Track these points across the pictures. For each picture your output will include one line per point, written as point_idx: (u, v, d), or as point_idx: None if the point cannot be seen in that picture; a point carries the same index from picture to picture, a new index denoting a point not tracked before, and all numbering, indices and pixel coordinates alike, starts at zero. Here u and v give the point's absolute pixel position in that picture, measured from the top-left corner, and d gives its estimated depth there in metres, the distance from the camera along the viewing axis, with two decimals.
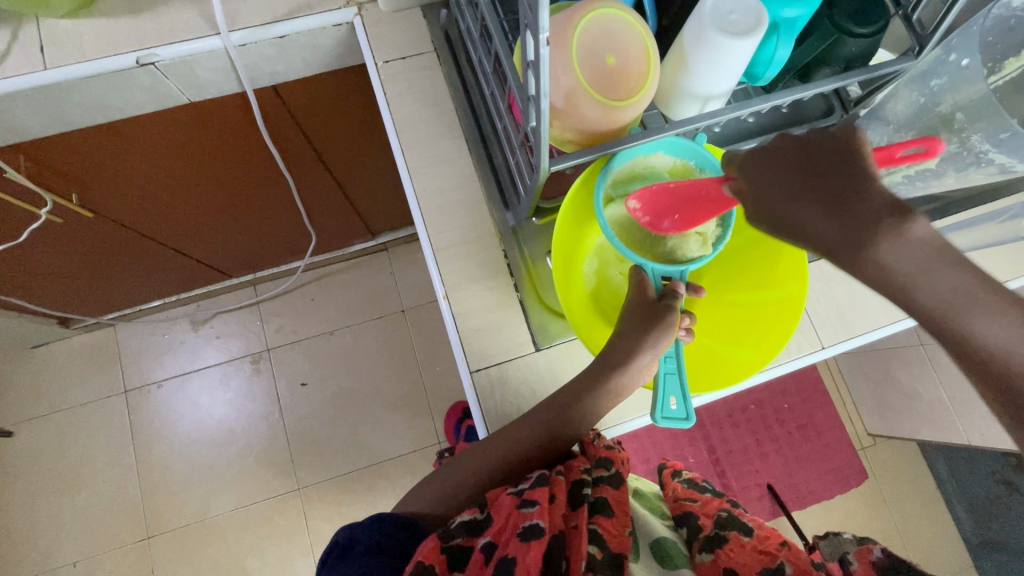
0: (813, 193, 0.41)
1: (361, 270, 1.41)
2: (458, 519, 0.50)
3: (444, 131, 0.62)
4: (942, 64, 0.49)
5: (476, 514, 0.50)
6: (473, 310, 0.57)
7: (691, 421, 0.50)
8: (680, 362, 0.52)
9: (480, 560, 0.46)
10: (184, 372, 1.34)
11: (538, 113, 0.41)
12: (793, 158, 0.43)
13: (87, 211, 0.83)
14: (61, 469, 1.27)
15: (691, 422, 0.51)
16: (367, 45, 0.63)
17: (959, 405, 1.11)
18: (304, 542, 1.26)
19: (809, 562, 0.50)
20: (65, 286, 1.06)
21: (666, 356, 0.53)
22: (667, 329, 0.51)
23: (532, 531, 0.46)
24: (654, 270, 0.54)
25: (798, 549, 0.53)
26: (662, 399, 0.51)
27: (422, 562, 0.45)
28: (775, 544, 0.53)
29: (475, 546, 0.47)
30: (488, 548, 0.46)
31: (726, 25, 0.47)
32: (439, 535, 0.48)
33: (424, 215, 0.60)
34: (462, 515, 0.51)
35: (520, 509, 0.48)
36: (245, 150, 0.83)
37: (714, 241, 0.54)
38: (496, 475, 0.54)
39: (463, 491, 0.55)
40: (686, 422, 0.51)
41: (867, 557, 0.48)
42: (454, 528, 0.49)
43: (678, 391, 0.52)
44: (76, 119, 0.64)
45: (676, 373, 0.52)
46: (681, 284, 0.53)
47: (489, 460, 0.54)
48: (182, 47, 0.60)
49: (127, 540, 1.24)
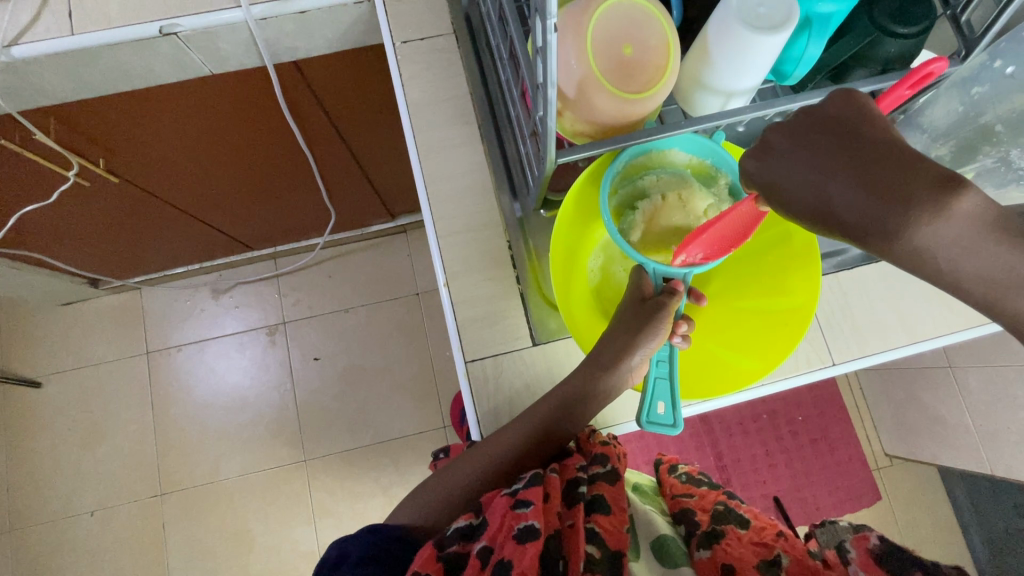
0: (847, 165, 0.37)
1: (379, 250, 1.42)
2: (453, 526, 0.50)
3: (458, 116, 0.61)
4: (986, 71, 0.46)
5: (471, 520, 0.50)
6: (472, 300, 0.57)
7: (676, 428, 0.49)
8: (672, 368, 0.51)
9: (477, 566, 0.44)
10: (203, 338, 1.38)
11: (545, 101, 0.40)
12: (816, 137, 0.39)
13: (113, 175, 0.85)
14: (83, 422, 1.33)
15: (678, 429, 0.50)
16: (386, 24, 0.62)
17: (984, 432, 1.06)
18: (306, 512, 1.29)
19: (805, 553, 0.49)
20: (93, 247, 1.09)
21: (658, 359, 0.52)
22: (655, 330, 0.51)
23: (527, 533, 0.45)
24: (655, 271, 0.52)
25: (794, 539, 0.52)
26: (649, 403, 0.50)
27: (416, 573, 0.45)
28: (771, 535, 0.51)
29: (471, 552, 0.46)
30: (484, 554, 0.45)
31: (752, 20, 0.44)
32: (435, 545, 0.47)
33: (430, 200, 0.59)
34: (457, 521, 0.50)
35: (514, 510, 0.47)
36: (266, 123, 0.83)
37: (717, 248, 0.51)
38: (484, 468, 0.54)
39: (451, 480, 0.55)
40: (674, 429, 0.50)
41: (864, 544, 0.46)
42: (449, 535, 0.48)
43: (667, 397, 0.50)
44: (101, 85, 0.66)
45: (668, 377, 0.51)
46: (681, 284, 0.52)
47: (478, 453, 0.54)
48: (205, 18, 0.61)
49: (142, 495, 1.30)
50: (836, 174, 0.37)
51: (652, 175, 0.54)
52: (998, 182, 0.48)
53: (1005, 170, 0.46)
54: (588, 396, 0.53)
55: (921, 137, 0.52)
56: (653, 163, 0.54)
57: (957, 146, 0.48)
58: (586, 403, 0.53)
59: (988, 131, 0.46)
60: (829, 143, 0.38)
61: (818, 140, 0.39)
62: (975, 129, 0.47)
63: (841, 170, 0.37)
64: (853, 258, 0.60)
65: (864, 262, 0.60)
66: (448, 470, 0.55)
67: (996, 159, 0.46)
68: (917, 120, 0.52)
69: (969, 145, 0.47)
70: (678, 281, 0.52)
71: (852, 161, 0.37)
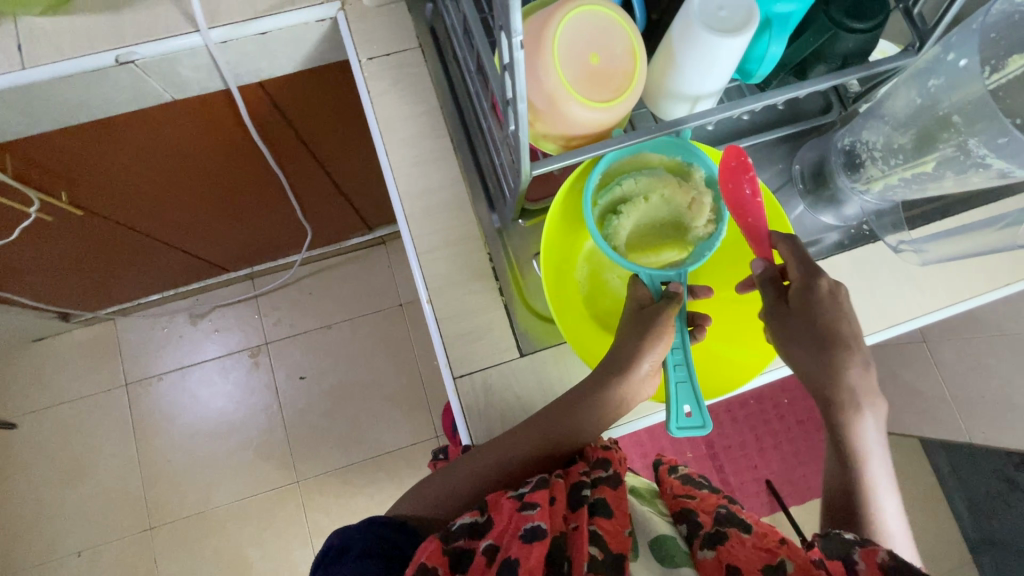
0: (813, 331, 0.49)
1: (359, 264, 1.41)
2: (458, 521, 0.49)
3: (430, 130, 0.61)
4: (941, 63, 0.47)
5: (476, 516, 0.49)
6: (456, 315, 0.56)
7: (709, 428, 0.48)
8: (691, 371, 0.51)
9: (483, 564, 0.45)
10: (183, 365, 1.35)
11: (516, 116, 0.40)
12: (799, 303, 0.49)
13: (77, 208, 0.83)
14: (64, 460, 1.29)
15: (709, 428, 0.49)
16: (351, 42, 0.62)
17: (961, 402, 1.10)
18: (303, 533, 1.27)
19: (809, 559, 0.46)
20: (61, 281, 1.06)
21: (675, 364, 0.51)
22: (661, 333, 0.50)
23: (534, 534, 0.45)
24: (651, 277, 0.52)
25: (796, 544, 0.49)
26: (676, 409, 0.49)
27: (424, 565, 0.45)
28: (775, 541, 0.49)
29: (477, 547, 0.46)
30: (490, 551, 0.45)
31: (715, 23, 0.45)
32: (441, 538, 0.47)
33: (407, 217, 0.58)
34: (463, 517, 0.50)
35: (520, 512, 0.47)
36: (233, 144, 0.81)
37: (703, 238, 0.52)
38: (492, 469, 0.53)
39: (457, 478, 0.54)
40: (704, 429, 0.48)
41: (873, 558, 0.44)
42: (454, 529, 0.48)
43: (692, 400, 0.50)
44: (56, 118, 0.64)
45: (688, 381, 0.51)
46: (680, 286, 0.51)
47: (485, 453, 0.53)
48: (161, 45, 0.59)
49: (130, 530, 1.26)
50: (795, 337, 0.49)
51: (631, 178, 0.54)
52: (958, 170, 0.49)
53: (964, 158, 0.47)
54: (583, 404, 0.53)
55: (881, 128, 0.52)
56: (625, 170, 0.55)
57: (917, 136, 0.50)
58: (579, 410, 0.53)
59: (945, 121, 0.47)
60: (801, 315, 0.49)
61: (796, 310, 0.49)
62: (933, 120, 0.48)
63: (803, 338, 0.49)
64: (827, 247, 0.58)
65: (837, 251, 0.58)
66: (447, 476, 0.54)
67: (955, 148, 0.47)
68: (878, 111, 0.53)
69: (928, 135, 0.49)
70: (676, 283, 0.52)
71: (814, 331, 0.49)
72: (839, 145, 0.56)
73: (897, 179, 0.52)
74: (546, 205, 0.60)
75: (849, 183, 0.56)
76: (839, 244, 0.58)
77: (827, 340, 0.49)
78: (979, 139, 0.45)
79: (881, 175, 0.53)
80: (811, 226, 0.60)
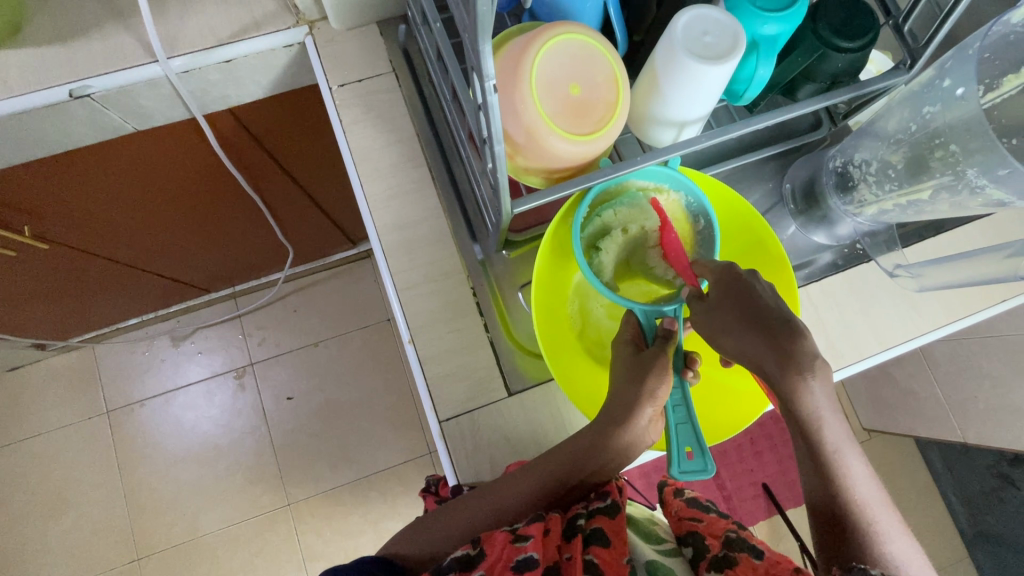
0: (761, 330, 0.43)
1: (344, 279, 1.38)
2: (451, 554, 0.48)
3: (406, 159, 0.58)
4: (934, 89, 0.46)
5: (469, 548, 0.47)
6: (439, 354, 0.54)
7: (711, 471, 0.45)
8: (690, 411, 0.49)
9: None
10: (167, 390, 1.31)
11: (493, 156, 0.38)
12: (738, 303, 0.44)
13: (41, 242, 0.79)
14: (45, 493, 1.25)
15: (713, 471, 0.45)
16: (320, 68, 0.59)
17: (954, 402, 1.09)
18: (296, 558, 1.25)
19: None
20: (32, 313, 1.02)
21: (673, 405, 0.49)
22: (661, 376, 0.48)
23: (526, 563, 0.45)
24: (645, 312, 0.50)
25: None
26: (676, 451, 0.47)
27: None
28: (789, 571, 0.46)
29: None
30: None
31: (699, 49, 0.42)
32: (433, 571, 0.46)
33: (385, 252, 0.56)
34: (456, 550, 0.48)
35: (513, 543, 0.46)
36: (204, 170, 0.78)
37: None
38: (491, 515, 0.50)
39: (453, 521, 0.50)
40: (708, 473, 0.45)
41: None
42: (447, 562, 0.47)
43: (694, 442, 0.47)
44: (11, 155, 0.60)
45: (687, 422, 0.49)
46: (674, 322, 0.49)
47: (482, 498, 0.50)
48: (119, 77, 0.56)
49: (117, 562, 1.23)
50: (746, 334, 0.43)
51: (610, 209, 0.52)
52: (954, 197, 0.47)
53: (961, 187, 0.46)
54: (575, 444, 0.51)
55: (874, 148, 0.51)
56: (604, 200, 0.52)
57: (909, 160, 0.48)
58: (570, 450, 0.51)
59: (941, 148, 0.46)
60: (746, 315, 0.43)
61: (735, 307, 0.44)
62: (927, 145, 0.47)
63: (752, 335, 0.43)
64: (821, 268, 0.57)
65: (831, 272, 0.57)
66: (440, 519, 0.51)
67: (951, 176, 0.46)
68: (869, 132, 0.51)
69: (923, 161, 0.47)
70: (671, 319, 0.50)
71: (762, 330, 0.43)
72: (830, 166, 0.55)
73: (891, 204, 0.51)
74: (531, 236, 0.58)
75: (841, 205, 0.54)
76: (833, 265, 0.57)
77: (774, 328, 0.43)
78: (977, 169, 0.44)
79: (875, 200, 0.51)
80: (803, 246, 0.58)
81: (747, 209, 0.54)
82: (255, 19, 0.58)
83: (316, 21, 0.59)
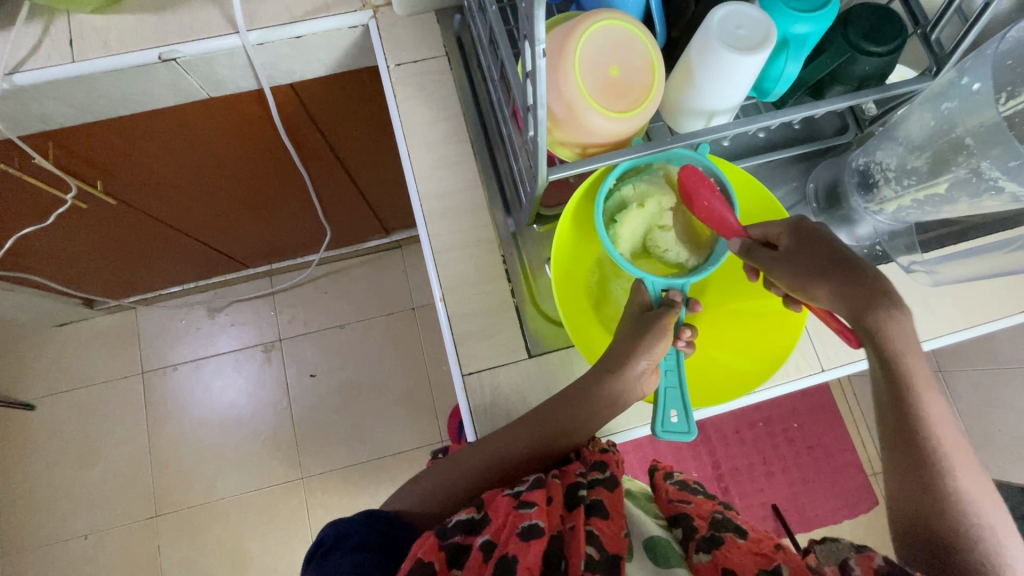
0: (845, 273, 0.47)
1: (374, 266, 1.43)
2: (455, 518, 0.49)
3: (452, 135, 0.63)
4: (955, 87, 0.49)
5: (472, 513, 0.49)
6: (468, 314, 0.57)
7: (692, 434, 0.50)
8: (680, 376, 0.52)
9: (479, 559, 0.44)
10: (198, 357, 1.38)
11: (535, 121, 0.42)
12: (824, 253, 0.48)
13: (110, 198, 0.86)
14: (78, 443, 1.32)
15: (693, 434, 0.51)
16: (381, 49, 0.64)
17: (977, 436, 1.07)
18: (305, 530, 1.28)
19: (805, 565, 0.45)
20: (88, 268, 1.09)
21: (666, 369, 0.53)
22: (660, 336, 0.52)
23: (531, 530, 0.45)
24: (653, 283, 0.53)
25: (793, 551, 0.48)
26: (662, 413, 0.51)
27: (420, 560, 0.44)
28: (770, 547, 0.48)
29: (473, 544, 0.46)
30: (487, 547, 0.45)
31: (732, 41, 0.46)
32: (438, 534, 0.47)
33: (426, 217, 0.60)
34: (459, 514, 0.50)
35: (518, 510, 0.47)
36: (261, 142, 0.84)
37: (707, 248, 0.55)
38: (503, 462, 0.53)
39: (466, 468, 0.54)
40: (687, 435, 0.50)
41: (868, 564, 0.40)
42: (451, 526, 0.48)
43: (679, 405, 0.51)
44: (99, 110, 0.67)
45: (676, 386, 0.52)
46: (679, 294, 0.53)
47: (493, 450, 0.53)
48: (202, 45, 0.62)
49: (136, 517, 1.28)
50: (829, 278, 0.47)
51: (629, 184, 0.54)
52: (971, 193, 0.50)
53: (976, 180, 0.49)
54: (590, 405, 0.53)
55: (895, 150, 0.53)
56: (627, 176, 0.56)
57: (931, 159, 0.50)
58: (585, 413, 0.54)
59: (959, 144, 0.48)
60: (831, 256, 0.48)
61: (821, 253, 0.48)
62: (947, 143, 0.49)
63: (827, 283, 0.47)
64: None
65: None
66: (454, 469, 0.54)
67: (967, 170, 0.49)
68: (892, 133, 0.54)
69: (942, 158, 0.50)
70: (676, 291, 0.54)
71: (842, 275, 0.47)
72: (853, 165, 0.57)
73: (910, 200, 0.53)
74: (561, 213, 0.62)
75: (863, 203, 0.56)
76: None
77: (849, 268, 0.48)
78: (993, 161, 0.47)
79: (894, 197, 0.54)
80: None
81: (767, 199, 0.57)
82: (327, 2, 0.64)
83: (380, 7, 0.65)
